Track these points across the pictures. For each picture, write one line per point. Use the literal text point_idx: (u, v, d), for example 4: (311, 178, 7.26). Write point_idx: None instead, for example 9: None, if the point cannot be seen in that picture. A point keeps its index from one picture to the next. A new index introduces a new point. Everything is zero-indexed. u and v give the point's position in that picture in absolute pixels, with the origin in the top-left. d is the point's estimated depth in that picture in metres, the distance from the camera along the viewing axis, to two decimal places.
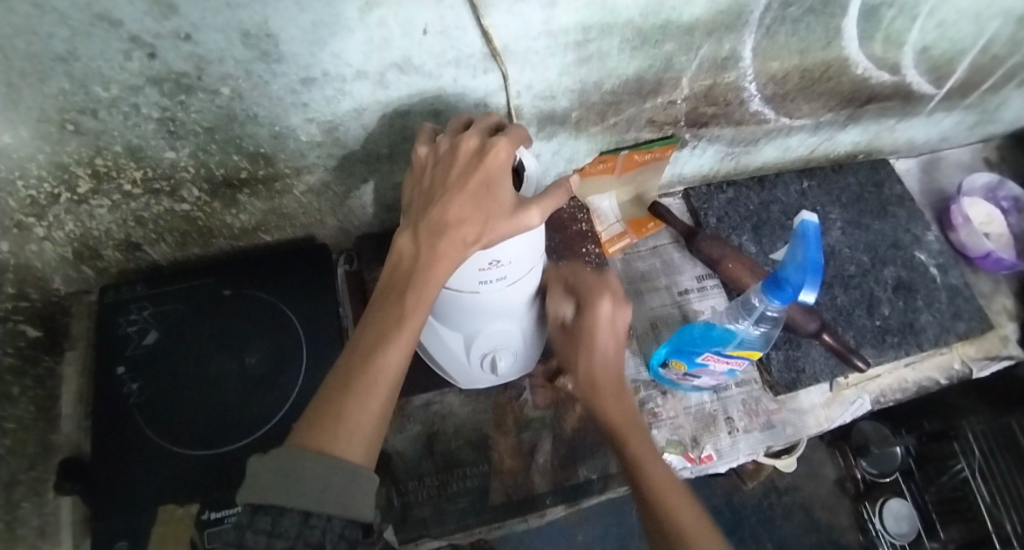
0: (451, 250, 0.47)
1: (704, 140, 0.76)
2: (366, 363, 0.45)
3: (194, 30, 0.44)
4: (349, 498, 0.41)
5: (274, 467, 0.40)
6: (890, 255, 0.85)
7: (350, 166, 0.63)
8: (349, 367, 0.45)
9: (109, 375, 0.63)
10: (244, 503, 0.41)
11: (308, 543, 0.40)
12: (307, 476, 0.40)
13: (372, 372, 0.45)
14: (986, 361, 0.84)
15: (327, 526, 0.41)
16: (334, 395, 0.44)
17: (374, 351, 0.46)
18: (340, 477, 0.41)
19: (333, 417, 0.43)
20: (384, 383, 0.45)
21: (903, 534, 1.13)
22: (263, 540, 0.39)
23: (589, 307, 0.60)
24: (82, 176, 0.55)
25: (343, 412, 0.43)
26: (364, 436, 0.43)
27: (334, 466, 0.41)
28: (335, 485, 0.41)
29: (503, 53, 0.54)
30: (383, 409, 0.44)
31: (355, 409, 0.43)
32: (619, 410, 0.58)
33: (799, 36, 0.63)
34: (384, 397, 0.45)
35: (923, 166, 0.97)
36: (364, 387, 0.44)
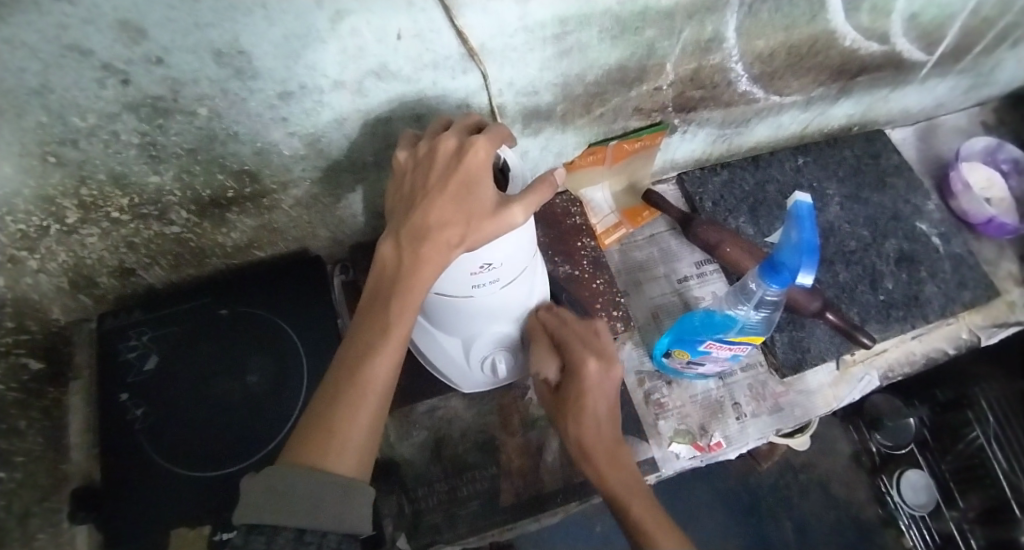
0: (435, 254, 0.46)
1: (694, 124, 0.75)
2: (355, 376, 0.45)
3: (165, 53, 0.44)
4: (346, 513, 0.41)
5: (269, 485, 0.40)
6: (891, 227, 0.84)
7: (337, 177, 0.63)
8: (338, 381, 0.45)
9: (112, 401, 0.63)
10: (239, 524, 0.40)
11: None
12: (299, 493, 0.40)
13: (361, 384, 0.44)
14: (993, 329, 0.83)
15: (322, 541, 0.40)
16: (323, 411, 0.44)
17: (363, 360, 0.45)
18: (334, 491, 0.40)
19: (325, 433, 0.42)
20: (373, 395, 0.45)
21: (922, 504, 1.15)
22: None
23: (576, 367, 0.57)
24: (69, 207, 0.54)
25: (334, 425, 0.43)
26: (357, 448, 0.43)
27: (328, 481, 0.40)
28: (330, 500, 0.40)
29: (481, 52, 0.53)
30: (375, 421, 0.44)
31: (347, 422, 0.43)
32: (622, 486, 0.54)
33: (782, 12, 0.62)
34: (375, 409, 0.44)
35: (920, 134, 0.96)
36: (354, 397, 0.44)
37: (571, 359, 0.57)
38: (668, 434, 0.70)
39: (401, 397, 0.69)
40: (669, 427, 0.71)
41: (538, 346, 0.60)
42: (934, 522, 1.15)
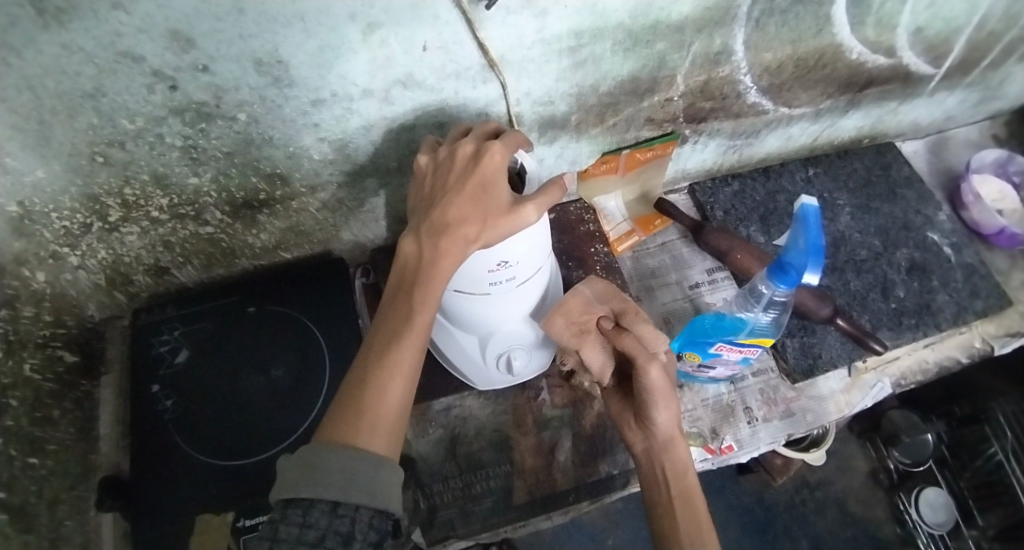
0: (453, 247, 0.49)
1: (705, 135, 0.78)
2: (382, 361, 0.47)
3: (210, 61, 0.47)
4: (376, 488, 0.43)
5: (303, 463, 0.42)
6: (901, 237, 0.85)
7: (361, 181, 0.66)
8: (365, 366, 0.47)
9: (144, 393, 0.66)
10: (277, 499, 0.42)
11: (338, 532, 0.41)
12: (333, 469, 0.42)
13: (388, 369, 0.47)
14: (1006, 338, 0.83)
15: (355, 515, 0.42)
16: (353, 393, 0.46)
17: (389, 347, 0.48)
18: (365, 468, 0.43)
19: (355, 413, 0.45)
20: (401, 379, 0.47)
21: (942, 523, 1.11)
22: (295, 532, 0.40)
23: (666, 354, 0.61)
24: (112, 206, 0.58)
25: (363, 408, 0.45)
26: (385, 428, 0.45)
27: (359, 458, 0.43)
28: (361, 477, 0.42)
29: (501, 63, 0.56)
30: (402, 403, 0.47)
31: (376, 402, 0.45)
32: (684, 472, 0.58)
33: (789, 26, 0.65)
34: (402, 391, 0.47)
35: (931, 147, 0.97)
36: (380, 382, 0.46)
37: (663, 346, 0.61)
38: None
39: (419, 395, 0.72)
40: None
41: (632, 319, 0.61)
42: (952, 541, 1.12)
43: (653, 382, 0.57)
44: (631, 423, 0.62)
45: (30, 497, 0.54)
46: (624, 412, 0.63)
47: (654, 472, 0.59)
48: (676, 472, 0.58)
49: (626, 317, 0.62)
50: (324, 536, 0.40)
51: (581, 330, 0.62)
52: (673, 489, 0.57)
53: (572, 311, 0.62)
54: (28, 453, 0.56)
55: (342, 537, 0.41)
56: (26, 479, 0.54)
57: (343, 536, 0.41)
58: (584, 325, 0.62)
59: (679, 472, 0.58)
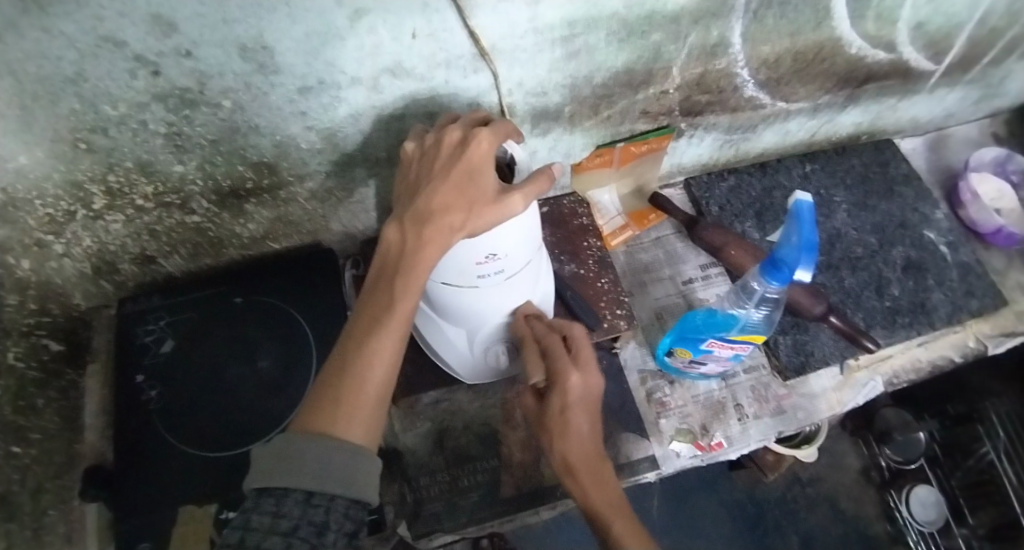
0: (437, 237, 0.48)
1: (701, 128, 0.77)
2: (362, 349, 0.46)
3: (193, 46, 0.46)
4: (353, 478, 0.42)
5: (279, 450, 0.42)
6: (898, 235, 0.84)
7: (351, 170, 0.65)
8: (344, 355, 0.46)
9: (129, 383, 0.65)
10: (250, 488, 0.41)
11: (312, 522, 0.40)
12: (308, 458, 0.41)
13: (369, 357, 0.46)
14: (1000, 338, 0.82)
15: (330, 505, 0.41)
16: (332, 381, 0.45)
17: (370, 336, 0.47)
18: (341, 457, 0.42)
19: (333, 402, 0.44)
20: (381, 367, 0.46)
21: (931, 521, 1.12)
22: (268, 521, 0.39)
23: (559, 380, 0.56)
24: (96, 193, 0.58)
25: (341, 395, 0.44)
26: (364, 417, 0.44)
27: (336, 447, 0.42)
28: (337, 465, 0.42)
29: (492, 52, 0.55)
30: (381, 393, 0.46)
31: (355, 390, 0.44)
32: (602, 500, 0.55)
33: (787, 18, 0.63)
34: (381, 380, 0.46)
35: (930, 144, 0.96)
36: (359, 370, 0.45)
37: (554, 367, 0.57)
38: (669, 432, 0.71)
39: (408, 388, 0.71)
40: (670, 425, 0.72)
41: (525, 350, 0.60)
42: (943, 540, 1.12)
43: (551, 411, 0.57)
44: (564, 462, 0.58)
45: (13, 486, 0.54)
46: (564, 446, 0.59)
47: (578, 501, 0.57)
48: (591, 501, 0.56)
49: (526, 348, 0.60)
50: (297, 526, 0.39)
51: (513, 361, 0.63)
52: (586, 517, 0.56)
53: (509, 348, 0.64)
54: (11, 442, 0.55)
55: (317, 526, 0.40)
56: (8, 468, 0.54)
57: (317, 526, 0.40)
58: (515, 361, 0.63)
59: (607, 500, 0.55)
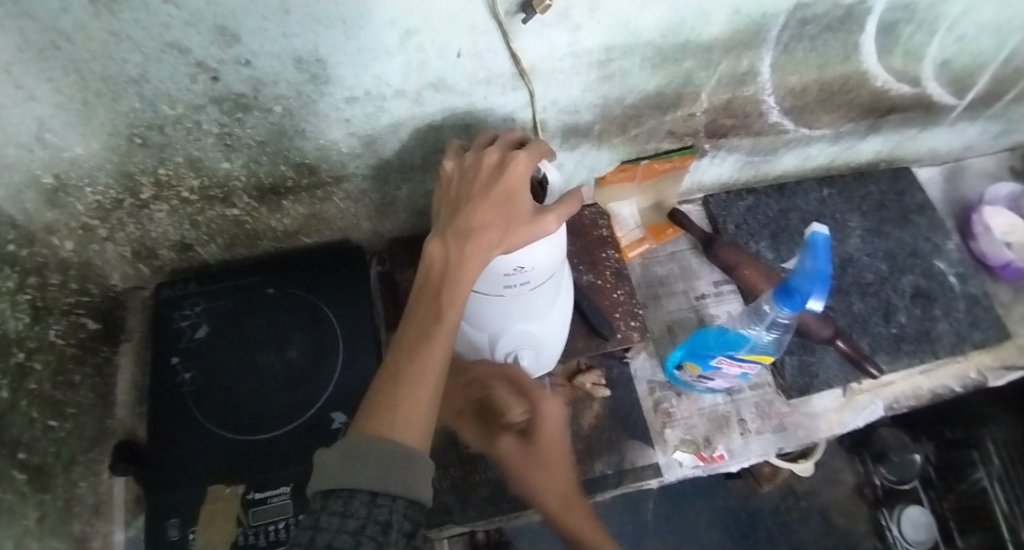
0: (477, 251, 0.50)
1: (723, 150, 0.79)
2: (413, 359, 0.48)
3: (253, 57, 0.49)
4: (411, 480, 0.43)
5: (342, 454, 0.44)
6: (909, 263, 0.86)
7: (385, 175, 0.68)
8: (396, 365, 0.48)
9: (165, 365, 0.68)
10: (316, 491, 0.43)
11: (377, 521, 0.41)
12: (371, 461, 0.43)
13: (419, 366, 0.48)
14: (1001, 371, 0.84)
15: (393, 506, 0.42)
16: (385, 390, 0.47)
17: (420, 346, 0.49)
18: (400, 458, 0.43)
19: (389, 408, 0.46)
20: (430, 374, 0.48)
21: (922, 542, 1.14)
22: (336, 521, 0.41)
23: (540, 406, 0.64)
24: (145, 184, 0.60)
25: (397, 402, 0.46)
26: (417, 421, 0.46)
27: (394, 449, 0.43)
28: (395, 467, 0.43)
29: (531, 73, 0.57)
30: (431, 400, 0.47)
31: (408, 399, 0.46)
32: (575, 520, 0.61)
33: (817, 52, 0.65)
34: (431, 386, 0.48)
35: (947, 174, 0.98)
36: (411, 379, 0.47)
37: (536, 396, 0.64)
38: (673, 442, 0.74)
39: None
40: (675, 435, 0.75)
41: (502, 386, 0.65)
42: None
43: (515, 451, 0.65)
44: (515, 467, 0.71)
45: (48, 458, 0.57)
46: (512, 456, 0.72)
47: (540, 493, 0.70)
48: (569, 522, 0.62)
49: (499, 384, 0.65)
50: (364, 524, 0.41)
51: (453, 412, 0.68)
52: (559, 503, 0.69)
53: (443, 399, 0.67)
54: (49, 417, 0.58)
55: (382, 525, 0.41)
56: (44, 441, 0.57)
57: (382, 524, 0.41)
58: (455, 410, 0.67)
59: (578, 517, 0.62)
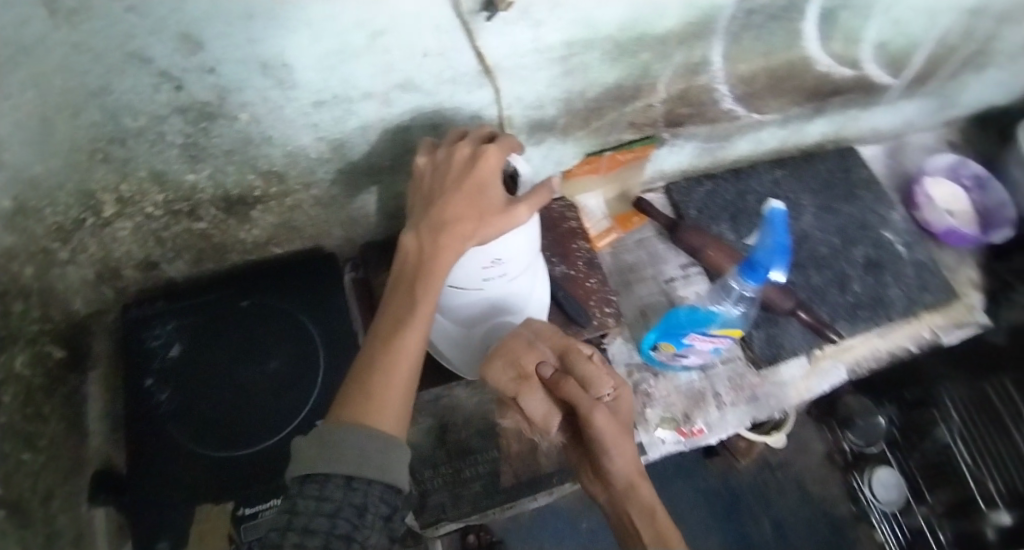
0: (452, 244, 0.51)
1: (681, 138, 0.82)
2: (388, 348, 0.49)
3: (217, 63, 0.48)
4: (388, 464, 0.43)
5: (319, 439, 0.43)
6: (859, 235, 0.92)
7: (355, 179, 0.68)
8: (372, 355, 0.49)
9: (138, 387, 0.66)
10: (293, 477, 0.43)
11: (353, 504, 0.41)
12: (345, 446, 0.43)
13: (395, 355, 0.49)
14: (952, 328, 0.90)
15: (368, 489, 0.42)
16: (360, 378, 0.48)
17: (395, 335, 0.50)
18: (376, 442, 0.43)
19: (365, 396, 0.46)
20: (407, 363, 0.49)
21: (892, 501, 1.25)
22: (312, 504, 0.41)
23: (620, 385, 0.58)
24: (107, 201, 0.59)
25: (373, 390, 0.46)
26: (393, 408, 0.46)
27: (371, 434, 0.44)
28: (372, 451, 0.43)
29: (496, 70, 0.59)
30: (407, 388, 0.48)
31: (384, 387, 0.47)
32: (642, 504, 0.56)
33: (763, 40, 0.69)
34: (408, 375, 0.48)
35: (888, 151, 1.04)
36: (386, 368, 0.48)
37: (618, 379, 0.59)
38: (655, 420, 0.77)
39: None
40: (656, 414, 0.77)
41: (578, 359, 0.58)
42: (903, 518, 1.25)
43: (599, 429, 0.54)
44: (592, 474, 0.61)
45: (25, 493, 0.55)
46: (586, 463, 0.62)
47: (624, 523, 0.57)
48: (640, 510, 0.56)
49: (569, 357, 0.58)
50: (339, 507, 0.40)
51: (519, 375, 0.58)
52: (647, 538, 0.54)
53: (510, 357, 0.59)
54: (23, 449, 0.56)
55: (357, 508, 0.41)
56: (20, 475, 0.55)
57: (357, 507, 0.41)
58: (522, 371, 0.58)
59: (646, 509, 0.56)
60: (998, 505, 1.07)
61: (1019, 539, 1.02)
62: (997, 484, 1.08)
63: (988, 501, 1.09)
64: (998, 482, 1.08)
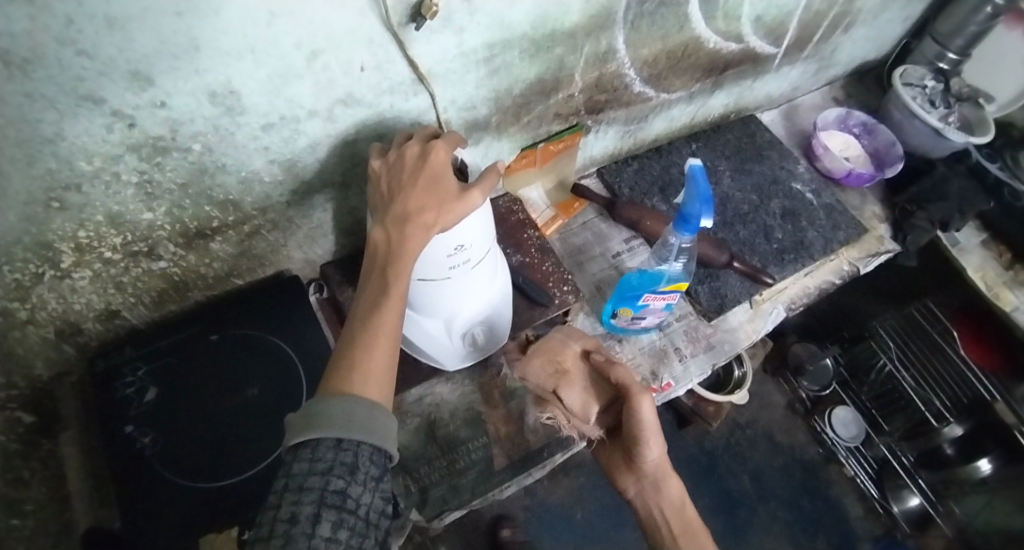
0: (415, 233, 0.55)
1: (604, 124, 0.90)
2: (366, 329, 0.52)
3: (168, 97, 0.51)
4: (373, 427, 0.47)
5: (308, 411, 0.46)
6: (773, 190, 1.02)
7: (310, 199, 0.71)
8: (352, 337, 0.52)
9: (119, 435, 0.65)
10: (286, 446, 0.46)
11: (344, 462, 0.45)
12: (331, 412, 0.45)
13: (373, 334, 0.52)
14: (868, 258, 1.00)
15: (358, 449, 0.46)
16: (343, 357, 0.51)
17: (371, 318, 0.53)
18: (361, 407, 0.47)
19: (349, 370, 0.49)
20: (384, 340, 0.52)
21: (854, 436, 1.35)
22: (306, 465, 0.44)
23: None
24: (65, 250, 0.59)
25: (356, 365, 0.50)
26: (376, 380, 0.50)
27: (357, 401, 0.47)
28: (357, 415, 0.46)
29: (429, 76, 0.64)
30: (386, 362, 0.51)
31: (365, 361, 0.50)
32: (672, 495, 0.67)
33: (657, 25, 0.78)
34: (386, 350, 0.52)
35: (784, 114, 1.17)
36: (367, 346, 0.51)
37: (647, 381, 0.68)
38: None
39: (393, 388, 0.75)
40: None
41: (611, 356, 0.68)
42: (867, 450, 1.35)
43: (643, 416, 0.62)
44: (621, 467, 0.70)
45: None
46: (615, 457, 0.70)
47: (651, 513, 0.67)
48: (666, 499, 0.67)
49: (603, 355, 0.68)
50: (332, 466, 0.44)
51: (557, 370, 0.67)
52: (676, 526, 0.65)
53: (549, 354, 0.68)
54: (10, 515, 0.55)
55: (348, 466, 0.45)
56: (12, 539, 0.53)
57: (349, 466, 0.45)
58: (560, 366, 0.67)
59: (674, 501, 0.66)
60: (946, 418, 1.22)
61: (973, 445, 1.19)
62: (941, 400, 1.23)
63: (938, 417, 1.23)
64: (942, 399, 1.23)
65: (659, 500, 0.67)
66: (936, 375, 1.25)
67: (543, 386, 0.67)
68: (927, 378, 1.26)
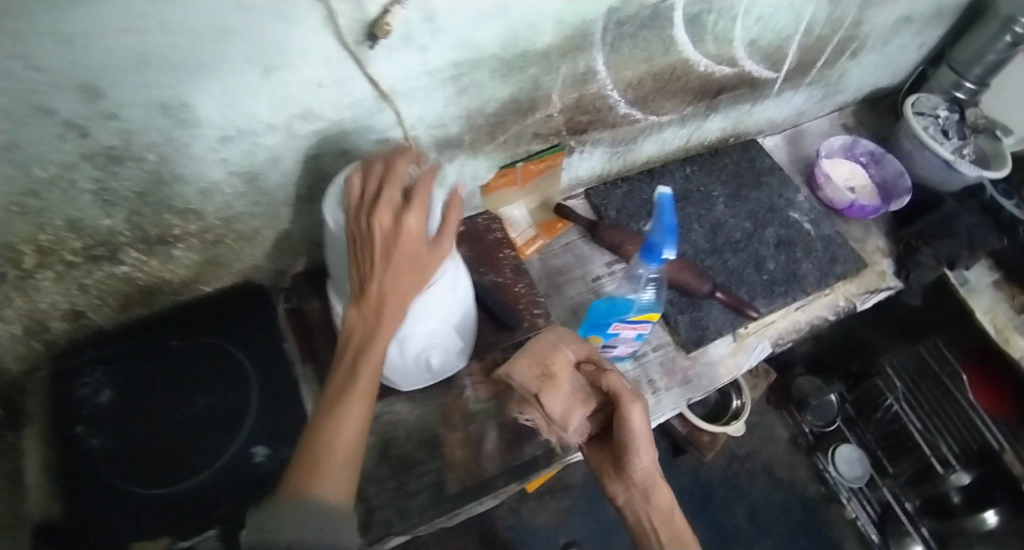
0: (389, 317, 0.55)
1: (589, 144, 0.88)
2: (333, 416, 0.52)
3: (118, 109, 0.52)
4: (330, 530, 0.47)
5: (269, 513, 0.47)
6: (769, 218, 0.99)
7: (275, 211, 0.71)
8: (320, 424, 0.52)
9: (69, 435, 0.67)
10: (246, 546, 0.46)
11: None
12: (288, 520, 0.46)
13: (340, 422, 0.52)
14: (867, 295, 0.95)
15: None
16: (309, 447, 0.51)
17: (340, 403, 0.53)
18: (319, 513, 0.47)
19: (313, 463, 0.49)
20: (352, 427, 0.52)
21: (859, 476, 1.30)
22: None
23: None
24: (27, 252, 0.60)
25: (321, 459, 0.50)
26: (340, 474, 0.50)
27: (317, 506, 0.47)
28: (315, 522, 0.46)
29: (391, 94, 0.63)
30: (352, 452, 0.51)
31: (330, 454, 0.50)
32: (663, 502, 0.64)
33: (639, 47, 0.76)
34: (354, 439, 0.52)
35: (788, 139, 1.12)
36: (333, 437, 0.51)
37: None
38: None
39: None
40: None
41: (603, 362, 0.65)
42: (871, 492, 1.30)
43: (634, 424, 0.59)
44: (610, 475, 0.66)
45: None
46: (604, 465, 0.67)
47: (641, 522, 0.65)
48: (656, 507, 0.64)
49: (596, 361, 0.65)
50: None
51: (545, 373, 0.63)
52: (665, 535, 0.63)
53: (540, 355, 0.64)
54: None
55: None
56: None
57: None
58: (548, 369, 0.63)
59: (663, 509, 0.64)
60: (953, 466, 1.15)
61: (981, 494, 1.13)
62: (949, 446, 1.16)
63: (944, 463, 1.17)
64: (950, 445, 1.15)
65: (648, 508, 0.64)
66: (946, 420, 1.16)
67: (528, 389, 0.63)
68: (936, 423, 1.18)
